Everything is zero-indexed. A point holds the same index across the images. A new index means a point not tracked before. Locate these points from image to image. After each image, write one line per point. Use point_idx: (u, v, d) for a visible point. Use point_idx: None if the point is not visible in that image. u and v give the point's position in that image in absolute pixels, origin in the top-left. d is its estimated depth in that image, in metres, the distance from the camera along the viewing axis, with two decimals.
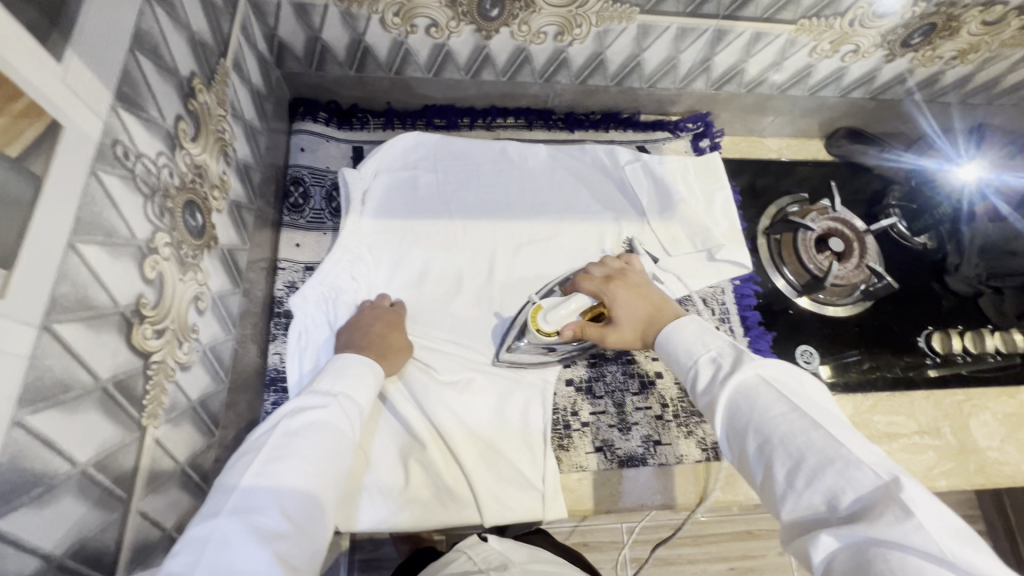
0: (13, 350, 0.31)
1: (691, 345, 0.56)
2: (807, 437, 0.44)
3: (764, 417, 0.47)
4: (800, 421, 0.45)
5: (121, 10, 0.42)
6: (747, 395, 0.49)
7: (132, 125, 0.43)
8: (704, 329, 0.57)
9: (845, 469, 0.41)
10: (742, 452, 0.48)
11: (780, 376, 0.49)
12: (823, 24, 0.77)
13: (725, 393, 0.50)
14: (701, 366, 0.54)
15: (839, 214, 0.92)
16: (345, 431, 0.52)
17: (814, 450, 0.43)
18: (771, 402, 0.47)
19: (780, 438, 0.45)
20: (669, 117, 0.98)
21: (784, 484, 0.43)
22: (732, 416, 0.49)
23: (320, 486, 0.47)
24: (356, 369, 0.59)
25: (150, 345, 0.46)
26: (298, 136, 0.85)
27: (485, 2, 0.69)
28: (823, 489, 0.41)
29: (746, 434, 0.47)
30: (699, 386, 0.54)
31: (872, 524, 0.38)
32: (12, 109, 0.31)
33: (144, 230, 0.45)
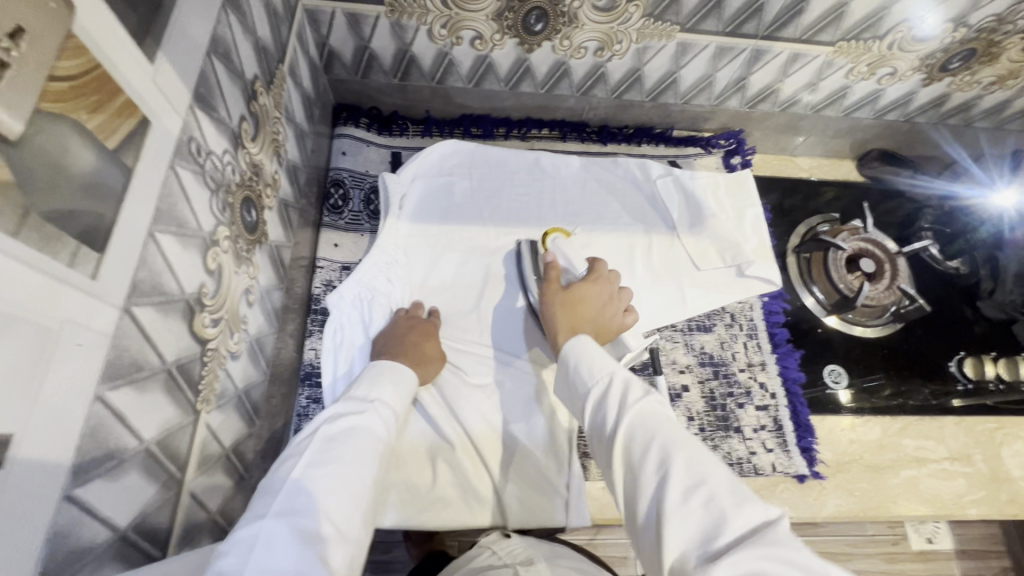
0: (100, 329, 0.33)
1: (594, 364, 0.54)
2: (702, 465, 0.42)
3: (667, 442, 0.44)
4: (698, 452, 0.43)
5: (201, 16, 0.45)
6: (653, 421, 0.46)
7: (204, 124, 0.46)
8: (604, 352, 0.55)
9: (738, 499, 0.39)
10: (632, 472, 0.44)
11: (674, 415, 0.47)
12: (862, 47, 0.77)
13: (628, 416, 0.47)
14: (606, 386, 0.51)
15: (871, 234, 0.92)
16: (381, 435, 0.53)
17: (711, 479, 0.41)
18: (673, 432, 0.45)
19: (681, 465, 0.42)
20: (701, 133, 0.99)
21: (676, 504, 0.40)
22: (633, 439, 0.45)
23: (358, 491, 0.47)
24: (392, 377, 0.60)
25: (207, 332, 0.48)
26: (340, 141, 0.88)
27: (530, 17, 0.72)
28: (712, 513, 0.39)
29: (646, 454, 0.44)
30: (601, 403, 0.50)
31: (763, 544, 0.36)
32: (113, 106, 0.34)
33: (208, 223, 0.47)
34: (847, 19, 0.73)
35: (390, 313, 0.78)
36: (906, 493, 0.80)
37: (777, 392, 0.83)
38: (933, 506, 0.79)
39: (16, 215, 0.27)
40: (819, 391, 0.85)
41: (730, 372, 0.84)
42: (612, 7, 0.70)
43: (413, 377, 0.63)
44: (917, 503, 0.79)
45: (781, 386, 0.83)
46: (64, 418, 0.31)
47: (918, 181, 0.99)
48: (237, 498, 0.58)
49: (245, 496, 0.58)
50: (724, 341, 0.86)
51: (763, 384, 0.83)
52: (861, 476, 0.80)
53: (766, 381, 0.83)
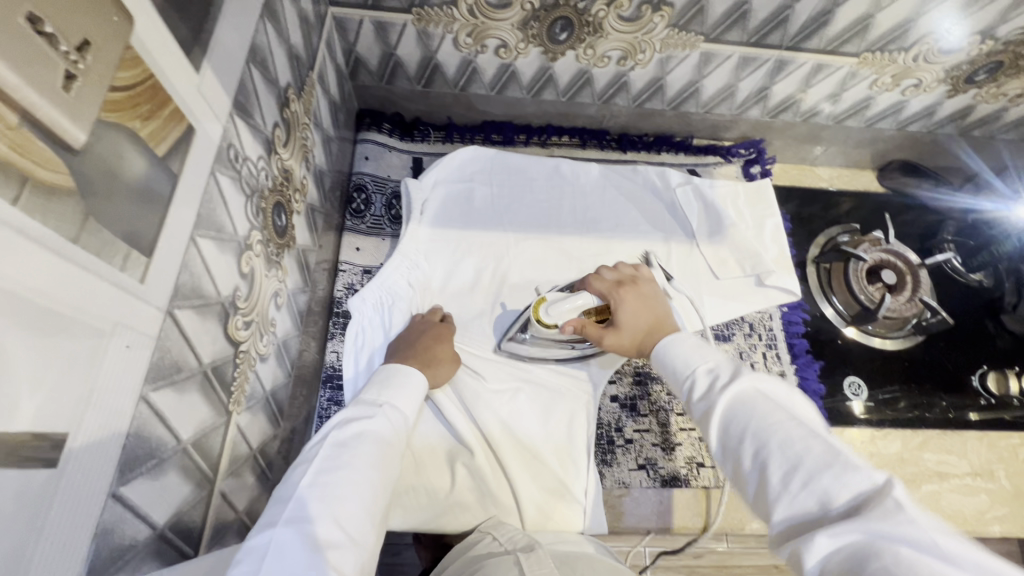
0: (146, 332, 0.34)
1: (688, 355, 0.52)
2: (806, 440, 0.39)
3: (762, 422, 0.41)
4: (799, 428, 0.40)
5: (242, 26, 0.46)
6: (746, 402, 0.44)
7: (242, 130, 0.47)
8: (698, 345, 0.54)
9: (843, 473, 0.36)
10: (732, 457, 0.43)
11: (777, 391, 0.44)
12: (887, 58, 0.77)
13: (721, 400, 0.45)
14: (698, 375, 0.50)
15: (893, 246, 0.91)
16: (392, 442, 0.52)
17: (814, 454, 0.37)
18: (769, 410, 0.42)
19: (778, 444, 0.39)
20: (721, 142, 0.99)
21: (778, 486, 0.38)
22: (726, 423, 0.44)
23: (369, 496, 0.46)
24: (403, 381, 0.59)
25: (240, 335, 0.49)
26: (363, 146, 0.90)
27: (555, 26, 0.72)
28: (818, 490, 0.36)
29: (742, 440, 0.42)
30: (694, 397, 0.49)
31: (874, 520, 0.32)
32: (164, 115, 0.35)
33: (243, 228, 0.48)
34: (873, 30, 0.73)
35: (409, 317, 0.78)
36: (927, 508, 0.79)
37: None
38: (955, 521, 0.78)
39: (76, 222, 0.28)
40: (839, 404, 0.84)
41: None
42: (637, 17, 0.71)
43: (424, 379, 0.63)
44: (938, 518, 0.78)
45: None
46: (112, 418, 0.32)
47: (937, 194, 0.99)
48: (261, 497, 0.58)
49: (269, 496, 0.59)
50: (743, 350, 0.86)
51: None
52: None
53: None
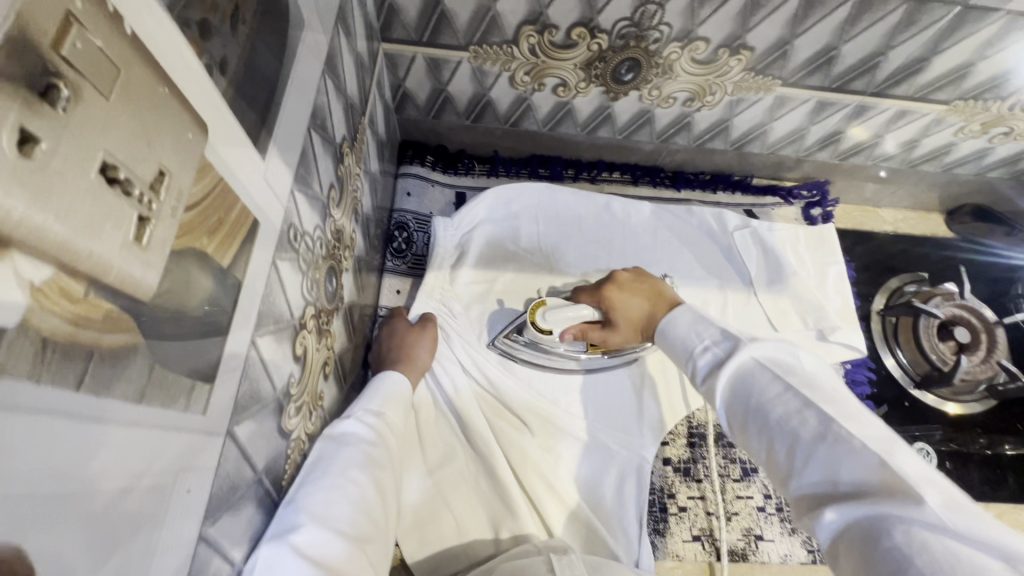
0: (206, 465, 0.31)
1: (685, 333, 0.51)
2: (804, 413, 0.39)
3: (761, 397, 0.42)
4: (793, 401, 0.40)
5: (305, 93, 0.41)
6: (743, 379, 0.44)
7: (302, 204, 0.43)
8: (696, 317, 0.52)
9: (841, 445, 0.36)
10: (742, 432, 0.44)
11: (775, 358, 0.44)
12: (979, 106, 0.71)
13: (722, 378, 0.45)
14: (697, 355, 0.49)
15: (968, 300, 0.84)
16: (377, 452, 0.51)
17: (813, 429, 0.38)
18: (767, 383, 0.42)
19: (777, 421, 0.40)
20: (782, 182, 0.94)
21: (786, 463, 0.39)
22: (730, 401, 0.44)
23: (353, 496, 0.46)
24: (378, 387, 0.59)
25: (292, 422, 0.45)
26: (405, 180, 0.85)
27: (621, 67, 0.67)
28: (821, 466, 0.37)
29: (744, 416, 0.43)
30: (696, 375, 0.49)
31: (879, 495, 0.33)
32: (231, 219, 0.30)
33: (299, 308, 0.44)
34: (969, 79, 0.67)
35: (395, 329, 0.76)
36: None
37: None
38: None
39: (141, 380, 0.24)
40: None
41: None
42: (712, 60, 0.65)
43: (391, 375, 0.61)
44: None
45: None
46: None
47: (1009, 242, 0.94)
48: None
49: None
50: None
51: None
52: None
53: None
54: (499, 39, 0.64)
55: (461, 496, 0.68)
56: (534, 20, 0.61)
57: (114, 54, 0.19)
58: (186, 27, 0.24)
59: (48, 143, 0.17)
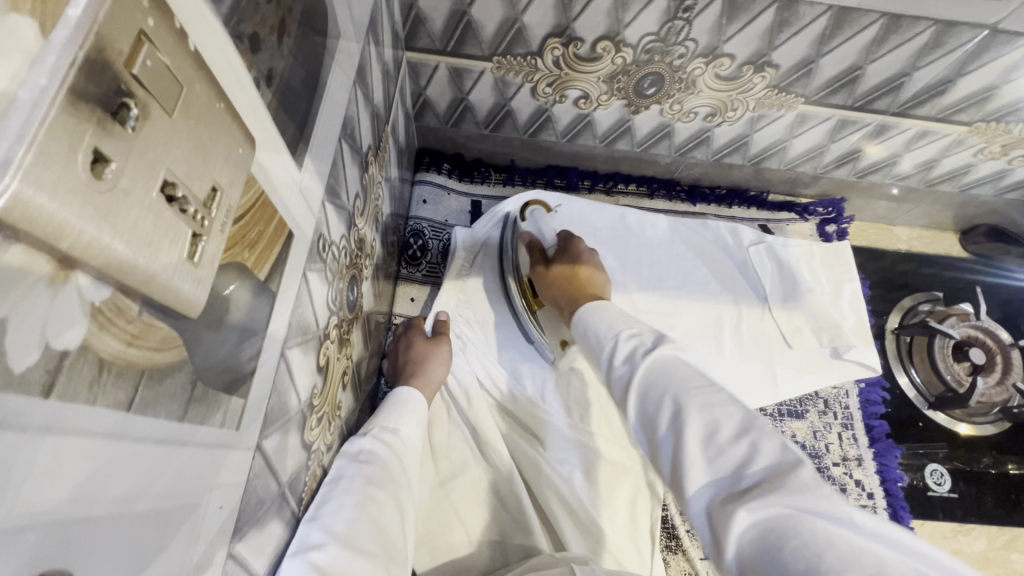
0: (236, 481, 0.30)
1: (612, 323, 0.51)
2: (723, 406, 0.38)
3: (682, 389, 0.41)
4: (716, 393, 0.40)
5: (338, 104, 0.41)
6: (661, 369, 0.43)
7: (331, 214, 0.43)
8: (624, 314, 0.53)
9: (757, 443, 0.36)
10: (653, 424, 0.41)
11: (690, 361, 0.45)
12: (1000, 129, 0.71)
13: (642, 365, 0.44)
14: (620, 341, 0.48)
15: (981, 321, 0.86)
16: (393, 467, 0.51)
17: (730, 421, 0.37)
18: (689, 377, 0.42)
19: (697, 410, 0.39)
20: (797, 198, 0.94)
21: (697, 453, 0.37)
22: (647, 392, 0.43)
23: (371, 513, 0.45)
24: (399, 401, 0.60)
25: (313, 434, 0.44)
26: (421, 188, 0.85)
27: (643, 81, 0.67)
28: (734, 457, 0.35)
29: (661, 404, 0.41)
30: (614, 361, 0.47)
31: (785, 489, 0.32)
32: (269, 234, 0.30)
33: (324, 319, 0.44)
34: (992, 101, 0.67)
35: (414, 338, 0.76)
36: None
37: (874, 492, 0.77)
38: None
39: (183, 398, 0.23)
40: (919, 495, 0.79)
41: (822, 467, 0.78)
42: (736, 76, 0.65)
43: (406, 393, 0.61)
44: None
45: (879, 486, 0.78)
46: None
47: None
48: None
49: None
50: (818, 429, 0.81)
51: (860, 482, 0.78)
52: None
53: (862, 479, 0.78)
54: (523, 50, 0.64)
55: (472, 507, 0.66)
56: (559, 33, 0.61)
57: (179, 72, 0.19)
58: (239, 40, 0.24)
59: (118, 164, 0.16)
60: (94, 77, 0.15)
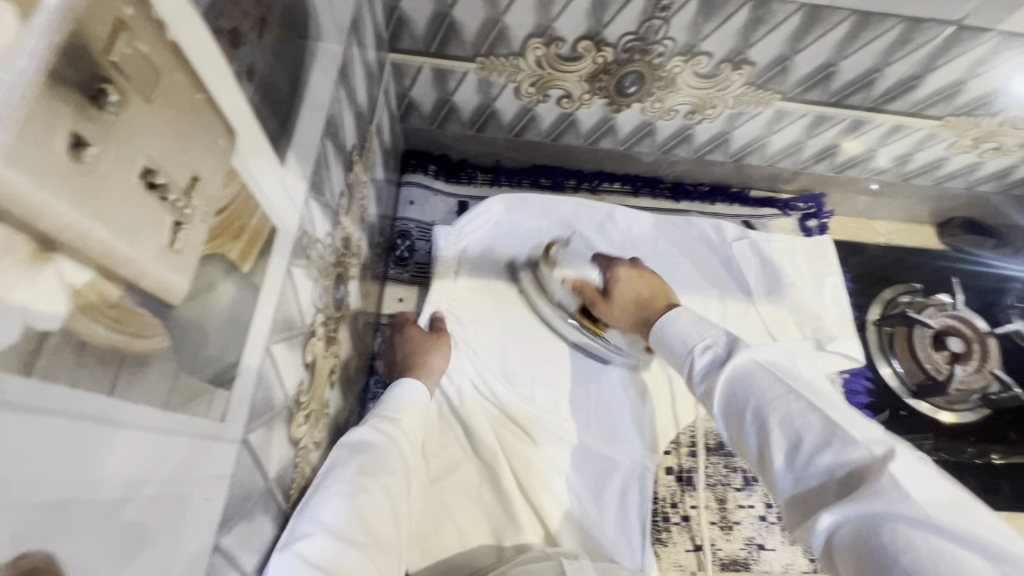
0: (221, 473, 0.30)
1: (686, 332, 0.53)
2: (805, 412, 0.39)
3: (762, 399, 0.42)
4: (796, 400, 0.40)
5: (321, 102, 0.42)
6: (739, 380, 0.44)
7: (315, 211, 0.43)
8: (695, 318, 0.54)
9: (843, 449, 0.36)
10: (739, 433, 0.43)
11: (774, 361, 0.44)
12: (971, 123, 0.74)
13: (722, 378, 0.46)
14: (697, 353, 0.50)
15: (960, 311, 0.88)
16: (392, 460, 0.51)
17: (812, 428, 0.38)
18: (769, 384, 0.42)
19: (777, 421, 0.40)
20: (778, 194, 0.96)
21: (783, 462, 0.39)
22: (729, 402, 0.44)
23: (367, 505, 0.45)
24: (399, 399, 0.59)
25: (300, 430, 0.44)
26: (408, 189, 0.86)
27: (625, 80, 0.68)
28: (819, 465, 0.36)
29: (743, 415, 0.42)
30: (695, 376, 0.50)
31: (868, 492, 0.33)
32: (251, 227, 0.30)
33: (310, 315, 0.44)
34: (962, 96, 0.69)
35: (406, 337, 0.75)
36: None
37: None
38: None
39: (166, 387, 0.23)
40: None
41: None
42: (714, 74, 0.66)
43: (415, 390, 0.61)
44: None
45: None
46: None
47: (999, 255, 0.96)
48: None
49: None
50: None
51: None
52: None
53: None
54: (506, 50, 0.65)
55: (462, 504, 0.67)
56: (541, 33, 0.62)
57: (158, 61, 0.19)
58: (220, 35, 0.24)
59: (96, 148, 0.17)
60: (72, 63, 0.15)
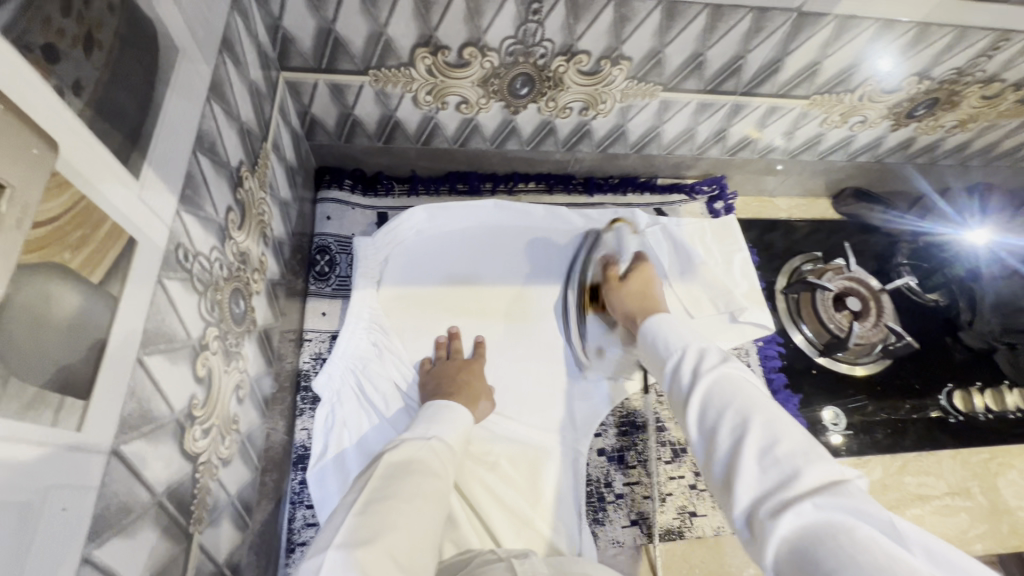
0: (86, 483, 0.30)
1: (683, 338, 0.56)
2: (786, 427, 0.43)
3: (746, 403, 0.46)
4: (780, 416, 0.44)
5: (187, 119, 0.43)
6: (723, 384, 0.49)
7: (192, 226, 0.43)
8: (693, 330, 0.58)
9: (812, 459, 0.40)
10: (709, 429, 0.47)
11: (761, 384, 0.49)
12: (835, 99, 0.81)
13: (710, 381, 0.49)
14: (688, 357, 0.54)
15: (853, 272, 0.95)
16: (431, 462, 0.55)
17: (791, 438, 0.42)
18: (754, 395, 0.47)
19: (758, 425, 0.44)
20: (684, 180, 1.01)
21: (753, 458, 0.42)
22: (709, 401, 0.48)
23: (424, 518, 0.49)
24: (441, 413, 0.64)
25: (198, 446, 0.44)
26: (324, 205, 0.86)
27: (515, 82, 0.72)
28: (791, 465, 0.40)
29: (724, 415, 0.46)
30: (681, 373, 0.53)
31: (834, 496, 0.37)
32: (97, 237, 0.31)
33: (197, 328, 0.44)
34: (820, 75, 0.76)
35: (388, 363, 0.77)
36: None
37: None
38: None
39: None
40: (818, 436, 0.85)
41: None
42: (596, 71, 0.71)
43: (465, 410, 0.66)
44: None
45: None
46: None
47: (895, 215, 1.01)
48: None
49: None
50: None
51: None
52: None
53: None
54: (395, 62, 0.67)
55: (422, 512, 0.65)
56: (425, 43, 0.65)
57: None
58: (27, 50, 0.26)
59: None
60: None
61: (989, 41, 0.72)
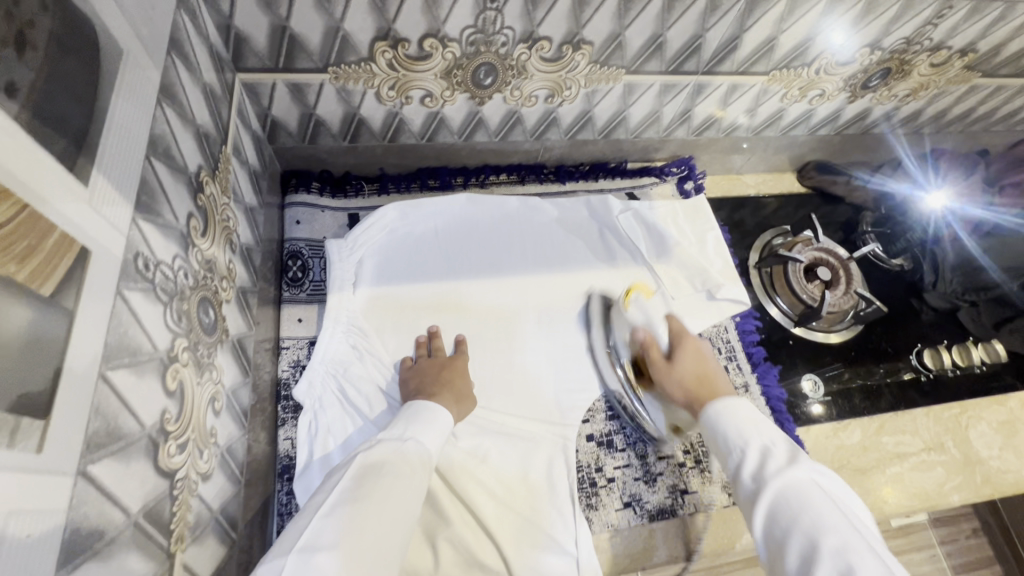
0: (52, 507, 0.29)
1: (741, 431, 0.58)
2: (861, 550, 0.43)
3: (816, 518, 0.46)
4: (857, 539, 0.44)
5: (138, 122, 0.41)
6: (793, 492, 0.49)
7: (150, 234, 0.41)
8: (754, 417, 0.59)
9: None
10: (780, 540, 0.47)
11: (836, 494, 0.49)
12: (793, 74, 0.83)
13: (775, 486, 0.50)
14: (750, 455, 0.55)
15: (822, 243, 0.97)
16: (402, 463, 0.54)
17: (869, 564, 0.42)
18: (826, 510, 0.47)
19: (833, 545, 0.44)
20: (653, 163, 1.02)
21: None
22: (776, 507, 0.49)
23: (390, 520, 0.49)
24: (417, 416, 0.62)
25: (175, 461, 0.42)
26: (292, 210, 0.84)
27: (479, 71, 0.71)
28: None
29: (793, 525, 0.47)
30: (744, 471, 0.55)
31: None
32: (46, 246, 0.29)
33: (164, 340, 0.43)
34: (777, 51, 0.77)
35: (370, 364, 0.76)
36: (895, 490, 0.83)
37: (762, 413, 0.85)
38: (920, 499, 0.83)
39: None
40: (798, 405, 0.88)
41: None
42: (559, 57, 0.71)
43: (444, 411, 0.65)
44: (905, 499, 0.82)
45: (766, 407, 0.85)
46: None
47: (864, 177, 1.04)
48: None
49: None
50: None
51: None
52: (852, 481, 0.83)
53: (751, 404, 0.85)
54: (354, 57, 0.66)
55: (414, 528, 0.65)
56: (384, 36, 0.64)
57: None
58: None
59: None
60: None
61: (933, 9, 0.74)
